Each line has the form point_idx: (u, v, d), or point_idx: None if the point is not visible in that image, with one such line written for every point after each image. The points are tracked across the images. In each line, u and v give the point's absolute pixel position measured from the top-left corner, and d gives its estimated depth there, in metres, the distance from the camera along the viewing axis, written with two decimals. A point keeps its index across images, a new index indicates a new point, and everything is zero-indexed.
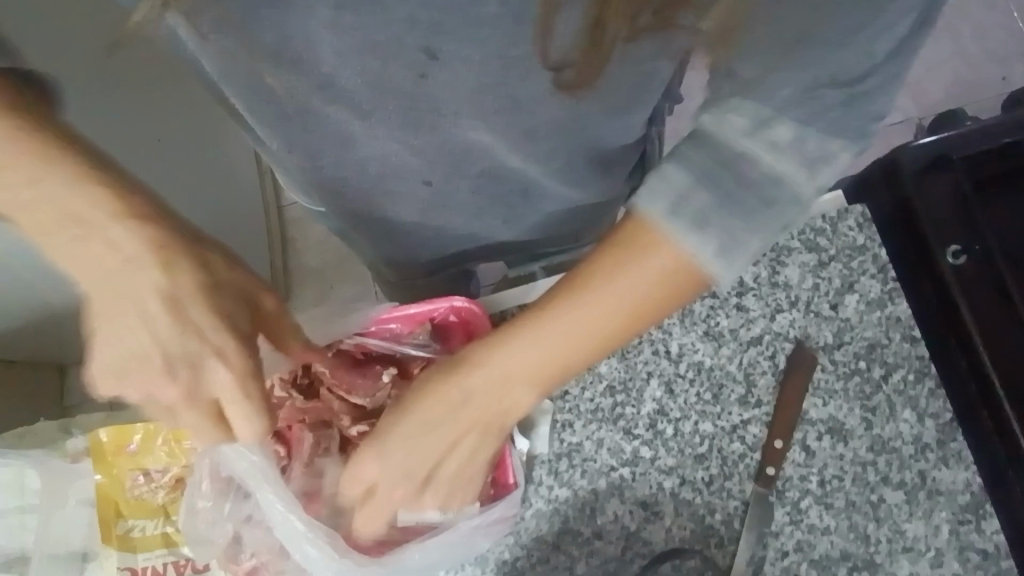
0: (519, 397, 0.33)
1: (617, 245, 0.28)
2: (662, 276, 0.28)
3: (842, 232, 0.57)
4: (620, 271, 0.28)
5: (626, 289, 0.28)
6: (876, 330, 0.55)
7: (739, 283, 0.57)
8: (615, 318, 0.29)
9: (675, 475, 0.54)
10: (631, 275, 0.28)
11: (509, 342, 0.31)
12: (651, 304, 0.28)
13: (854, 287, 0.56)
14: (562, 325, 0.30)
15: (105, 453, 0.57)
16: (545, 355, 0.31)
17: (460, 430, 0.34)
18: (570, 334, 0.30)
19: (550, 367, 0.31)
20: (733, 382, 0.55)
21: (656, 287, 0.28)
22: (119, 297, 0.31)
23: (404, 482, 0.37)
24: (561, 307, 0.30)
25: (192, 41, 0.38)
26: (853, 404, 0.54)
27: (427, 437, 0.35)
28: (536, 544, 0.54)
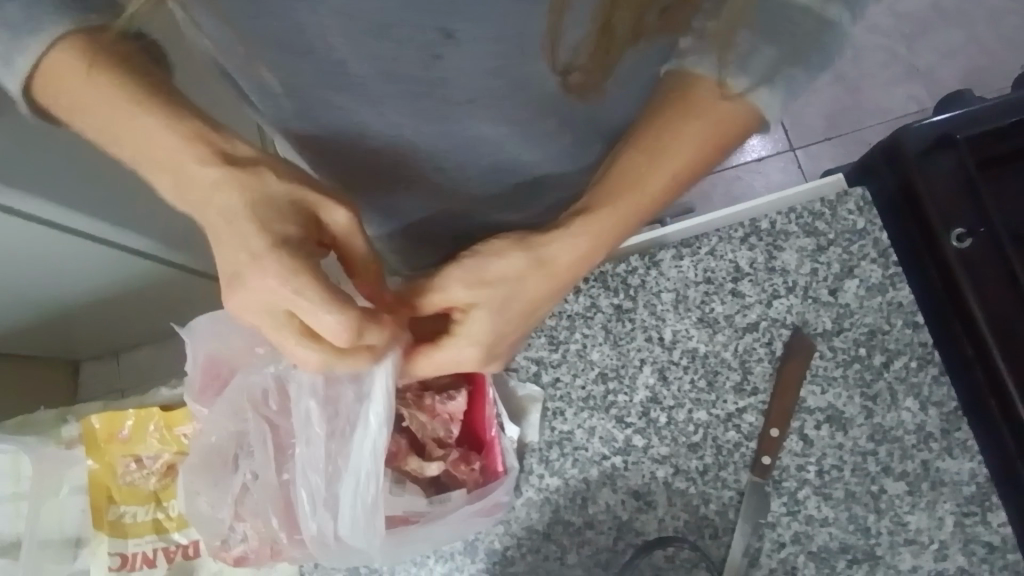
0: (584, 245, 0.40)
1: (681, 107, 0.36)
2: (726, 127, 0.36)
3: (841, 216, 0.55)
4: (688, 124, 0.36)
5: (710, 119, 0.36)
6: (876, 316, 0.53)
7: (735, 268, 0.55)
8: (688, 164, 0.38)
9: (668, 464, 0.53)
10: (701, 118, 0.36)
11: (582, 215, 0.40)
12: (711, 152, 0.37)
13: (854, 271, 0.54)
14: (651, 170, 0.38)
15: (98, 440, 0.58)
16: (613, 219, 0.39)
17: (536, 280, 0.41)
18: (647, 185, 0.38)
19: (611, 222, 0.39)
20: (728, 370, 0.54)
21: (721, 133, 0.36)
22: (189, 200, 0.37)
23: (478, 337, 0.44)
24: (636, 164, 0.38)
25: (210, 25, 0.39)
26: (853, 392, 0.52)
27: (505, 291, 0.42)
28: (527, 534, 0.53)
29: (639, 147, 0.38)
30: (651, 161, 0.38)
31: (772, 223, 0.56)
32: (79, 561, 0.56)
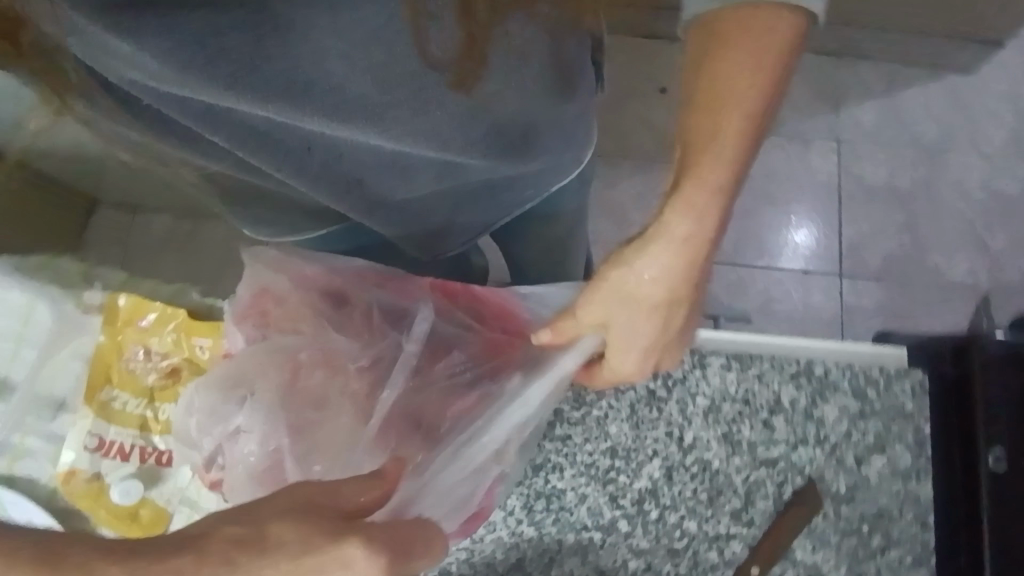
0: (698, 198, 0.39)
1: (729, 37, 0.38)
2: (784, 32, 0.38)
3: (894, 393, 0.56)
4: (751, 44, 0.38)
5: (758, 48, 0.38)
6: (891, 499, 0.53)
7: (775, 401, 0.55)
8: (761, 58, 0.38)
9: (643, 559, 0.53)
10: (735, 52, 0.38)
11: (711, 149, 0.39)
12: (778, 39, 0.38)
13: (886, 449, 0.54)
14: (738, 104, 0.39)
15: (116, 318, 0.57)
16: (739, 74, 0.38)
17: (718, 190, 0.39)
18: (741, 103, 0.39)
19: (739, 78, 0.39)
20: (732, 493, 0.54)
21: (776, 34, 0.38)
22: None
23: (642, 330, 0.44)
24: (721, 116, 0.39)
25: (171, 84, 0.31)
26: (841, 561, 0.52)
27: (708, 203, 0.39)
28: (485, 569, 0.53)
29: (721, 108, 0.39)
30: (720, 116, 0.39)
31: (825, 371, 0.56)
32: (56, 422, 0.56)
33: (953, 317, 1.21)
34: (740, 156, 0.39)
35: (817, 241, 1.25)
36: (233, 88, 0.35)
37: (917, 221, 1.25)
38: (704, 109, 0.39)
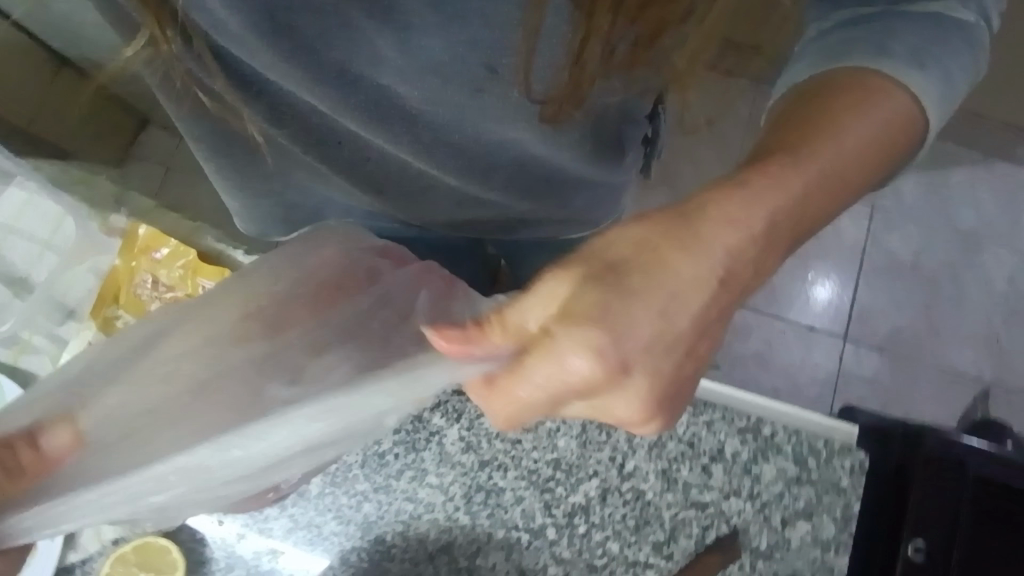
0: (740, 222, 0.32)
1: (830, 101, 0.35)
2: (902, 113, 0.35)
3: (834, 467, 0.57)
4: (860, 112, 0.34)
5: (872, 123, 0.34)
6: (805, 565, 0.56)
7: (718, 450, 0.58)
8: (877, 138, 0.35)
9: (562, 567, 0.56)
10: (862, 100, 0.34)
11: (769, 182, 0.33)
12: (886, 136, 0.35)
13: (812, 518, 0.56)
14: (840, 146, 0.34)
15: (135, 245, 0.66)
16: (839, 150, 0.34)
17: (746, 238, 0.32)
18: (839, 154, 0.34)
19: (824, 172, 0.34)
20: (658, 526, 0.57)
21: (887, 133, 0.35)
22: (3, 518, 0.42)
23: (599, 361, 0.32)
24: (833, 131, 0.34)
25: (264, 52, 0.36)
26: None
27: (697, 256, 0.32)
28: (417, 544, 0.57)
29: (806, 143, 0.34)
30: (802, 157, 0.33)
31: (772, 432, 0.58)
32: (64, 328, 0.62)
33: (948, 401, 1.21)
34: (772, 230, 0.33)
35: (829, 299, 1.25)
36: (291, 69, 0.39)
37: (935, 301, 1.25)
38: (804, 123, 0.35)
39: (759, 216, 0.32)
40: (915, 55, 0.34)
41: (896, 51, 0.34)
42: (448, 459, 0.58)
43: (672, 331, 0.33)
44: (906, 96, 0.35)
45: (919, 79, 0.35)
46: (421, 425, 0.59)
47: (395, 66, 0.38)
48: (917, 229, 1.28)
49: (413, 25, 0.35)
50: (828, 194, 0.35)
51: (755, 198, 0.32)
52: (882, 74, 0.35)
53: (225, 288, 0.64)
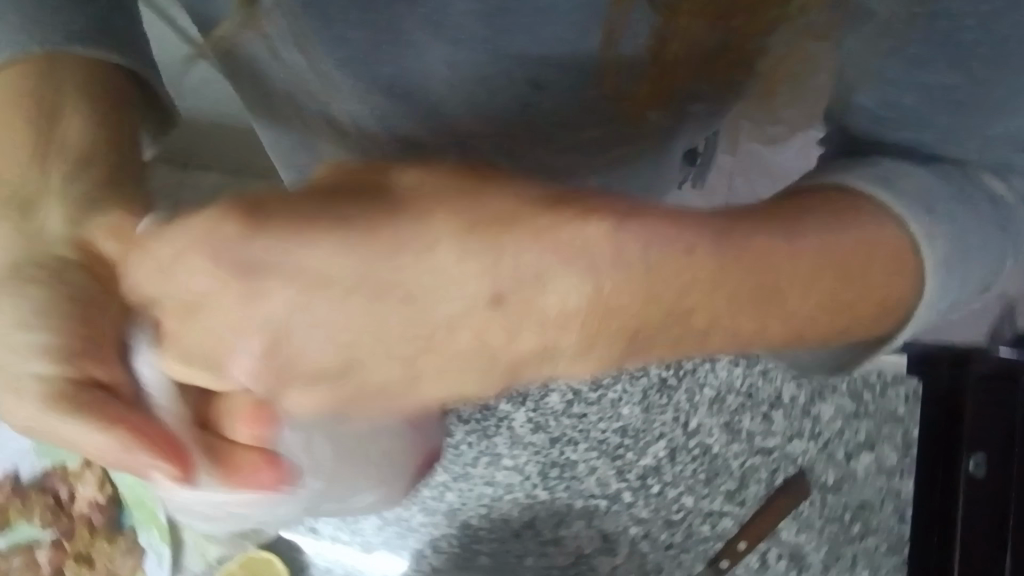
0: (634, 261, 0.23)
1: (821, 189, 0.27)
2: (875, 245, 0.26)
3: (889, 397, 0.60)
4: (840, 220, 0.26)
5: (860, 245, 0.26)
6: (873, 493, 0.58)
7: (776, 397, 0.60)
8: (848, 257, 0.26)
9: (643, 526, 0.59)
10: (856, 231, 0.26)
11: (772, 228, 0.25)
12: (872, 254, 0.26)
13: (874, 448, 0.59)
14: (806, 236, 0.25)
15: None
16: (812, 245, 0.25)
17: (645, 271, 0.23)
18: (799, 252, 0.25)
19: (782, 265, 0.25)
20: (728, 475, 0.60)
21: (876, 262, 0.26)
22: None
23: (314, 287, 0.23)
24: (810, 222, 0.26)
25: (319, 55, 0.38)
26: (822, 544, 0.58)
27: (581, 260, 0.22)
28: (502, 524, 0.60)
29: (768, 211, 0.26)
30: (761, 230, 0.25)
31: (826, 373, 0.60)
32: None
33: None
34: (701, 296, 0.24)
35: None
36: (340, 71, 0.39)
37: None
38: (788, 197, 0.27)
39: (657, 284, 0.23)
40: (930, 204, 0.27)
41: (902, 184, 0.27)
42: (521, 441, 0.61)
43: (342, 335, 0.23)
44: (902, 227, 0.27)
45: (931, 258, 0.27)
46: (489, 413, 0.61)
47: (443, 75, 0.38)
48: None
49: (464, 33, 0.36)
50: (803, 290, 0.25)
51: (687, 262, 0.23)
52: (884, 198, 0.27)
53: None
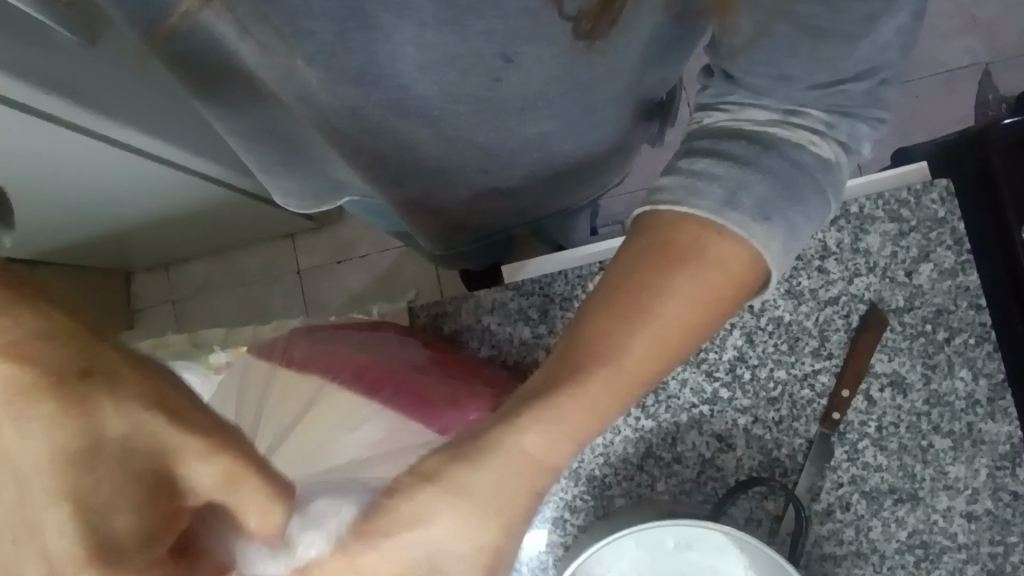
0: (583, 401, 0.37)
1: (666, 261, 0.37)
2: (740, 264, 0.37)
3: (925, 205, 0.61)
4: (697, 274, 0.36)
5: (725, 272, 0.37)
6: (944, 297, 0.60)
7: (823, 247, 0.62)
8: (717, 296, 0.37)
9: (749, 414, 0.62)
10: (713, 264, 0.36)
11: (635, 320, 0.37)
12: (735, 282, 0.37)
13: (929, 257, 0.61)
14: (684, 302, 0.37)
15: None
16: (683, 311, 0.37)
17: (598, 397, 0.37)
18: (680, 323, 0.37)
19: (670, 340, 0.37)
20: (808, 336, 0.62)
21: (738, 275, 0.37)
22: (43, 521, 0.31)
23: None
24: (682, 285, 0.36)
25: (360, 65, 0.50)
26: (915, 361, 0.60)
27: (567, 415, 0.37)
28: (623, 463, 0.63)
29: (650, 301, 0.37)
30: (623, 351, 0.37)
31: (860, 207, 0.62)
32: None
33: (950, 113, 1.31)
34: (627, 381, 0.37)
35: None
36: (371, 77, 0.52)
37: None
38: (658, 261, 0.37)
39: (577, 413, 0.37)
40: (761, 208, 0.37)
41: (742, 206, 0.36)
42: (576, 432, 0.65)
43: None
44: (740, 244, 0.36)
45: (768, 237, 0.36)
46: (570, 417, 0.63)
47: (432, 8, 0.46)
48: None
49: (455, 14, 0.46)
50: (702, 330, 0.38)
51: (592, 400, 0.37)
52: (730, 233, 0.36)
53: None
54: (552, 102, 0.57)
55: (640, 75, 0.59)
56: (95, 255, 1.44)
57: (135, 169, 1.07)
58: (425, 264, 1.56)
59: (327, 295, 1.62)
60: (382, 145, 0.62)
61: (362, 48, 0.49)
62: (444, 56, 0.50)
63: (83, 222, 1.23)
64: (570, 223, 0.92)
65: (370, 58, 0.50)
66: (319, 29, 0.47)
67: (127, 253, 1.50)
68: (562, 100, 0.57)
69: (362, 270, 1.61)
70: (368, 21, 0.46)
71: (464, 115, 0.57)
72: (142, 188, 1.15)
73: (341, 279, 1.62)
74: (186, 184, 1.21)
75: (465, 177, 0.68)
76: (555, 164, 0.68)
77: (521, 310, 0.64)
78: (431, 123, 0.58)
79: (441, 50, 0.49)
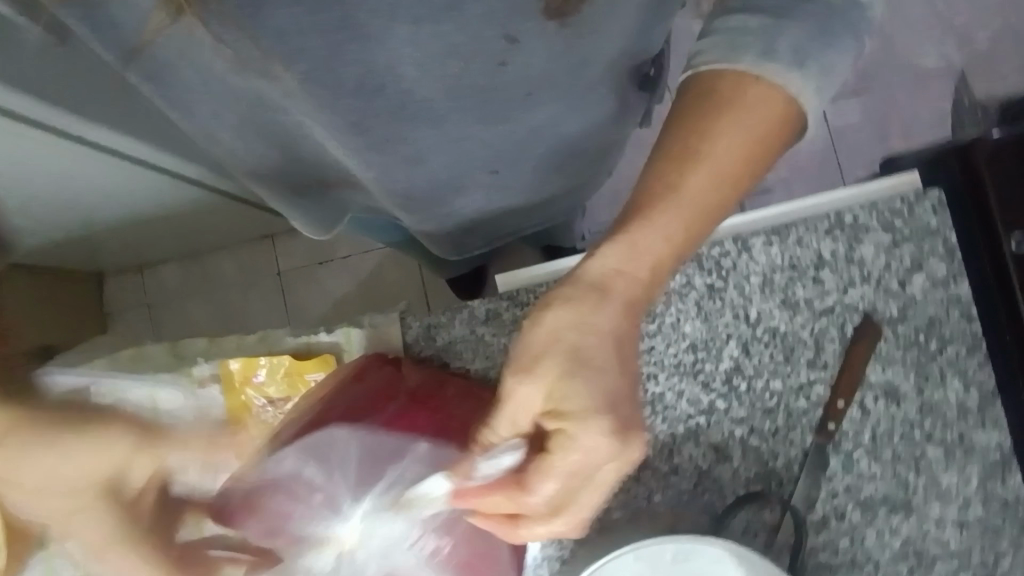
0: (672, 220, 0.44)
1: (717, 106, 0.43)
2: (771, 105, 0.44)
3: (918, 215, 0.62)
4: (741, 110, 0.43)
5: (767, 106, 0.44)
6: (937, 306, 0.61)
7: (818, 257, 0.62)
8: (765, 122, 0.44)
9: (745, 424, 0.62)
10: (754, 101, 0.43)
11: (702, 151, 0.44)
12: (774, 117, 0.44)
13: (922, 267, 0.61)
14: (738, 133, 0.43)
15: (234, 381, 0.65)
16: (738, 139, 0.44)
17: (684, 215, 0.44)
18: (739, 145, 0.44)
19: (735, 160, 0.44)
20: (804, 346, 0.62)
21: (774, 112, 0.44)
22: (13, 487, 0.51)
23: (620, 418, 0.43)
24: (732, 119, 0.43)
25: (349, 72, 0.48)
26: (909, 371, 0.61)
27: (663, 234, 0.44)
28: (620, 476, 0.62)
29: (712, 132, 0.44)
30: (687, 180, 0.44)
31: (854, 217, 0.62)
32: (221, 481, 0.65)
33: (931, 105, 1.32)
34: (704, 195, 0.44)
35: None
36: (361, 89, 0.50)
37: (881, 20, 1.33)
38: (708, 110, 0.44)
39: (666, 232, 0.44)
40: (795, 54, 0.43)
41: (779, 52, 0.43)
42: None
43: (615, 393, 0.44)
44: (773, 88, 0.43)
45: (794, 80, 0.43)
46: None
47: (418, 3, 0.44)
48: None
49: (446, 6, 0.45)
50: (759, 153, 0.45)
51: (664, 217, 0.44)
52: (765, 80, 0.43)
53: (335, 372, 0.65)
54: (547, 87, 0.55)
55: (634, 49, 0.58)
56: (66, 258, 1.40)
57: (108, 171, 1.04)
58: (410, 267, 1.54)
59: (309, 298, 1.59)
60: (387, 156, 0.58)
61: (353, 55, 0.47)
62: (443, 48, 0.48)
63: (51, 224, 1.19)
64: (560, 226, 0.91)
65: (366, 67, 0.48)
66: (310, 46, 0.46)
67: (100, 255, 1.46)
68: (564, 83, 0.55)
69: (344, 273, 1.58)
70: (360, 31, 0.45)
71: (461, 118, 0.55)
72: (110, 190, 1.11)
73: (323, 283, 1.59)
74: (158, 188, 1.17)
75: (470, 180, 0.65)
76: (549, 164, 0.67)
77: (516, 321, 0.63)
78: (433, 125, 0.55)
79: (438, 43, 0.47)
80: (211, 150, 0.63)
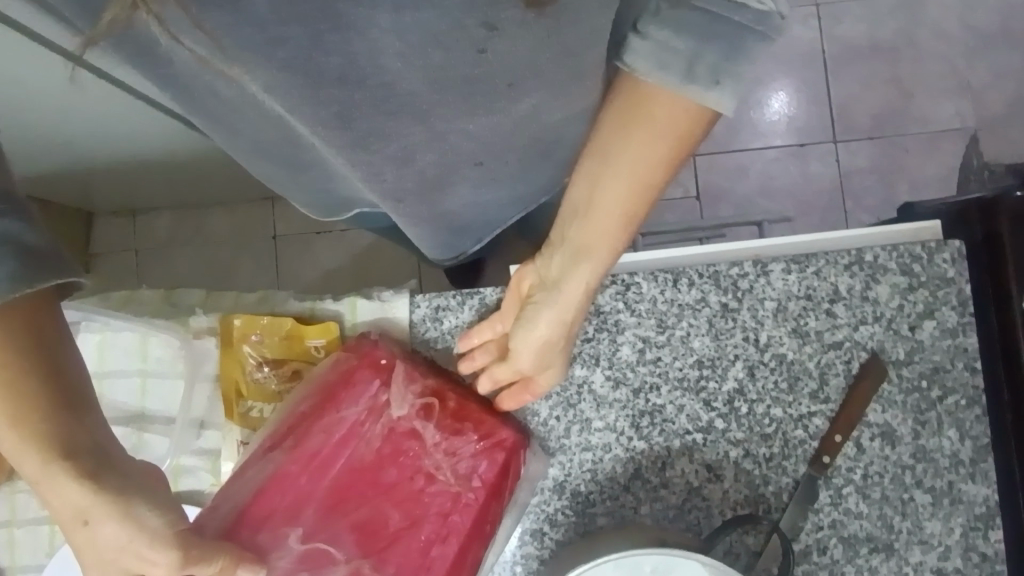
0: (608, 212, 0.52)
1: (628, 117, 0.48)
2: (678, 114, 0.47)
3: (937, 263, 0.62)
4: (643, 128, 0.48)
5: (668, 123, 0.47)
6: (943, 355, 0.61)
7: (834, 291, 0.62)
8: (669, 136, 0.48)
9: (741, 447, 0.61)
10: (660, 118, 0.47)
11: (618, 163, 0.50)
12: (682, 130, 0.48)
13: (934, 314, 0.62)
14: (645, 149, 0.49)
15: (231, 336, 0.62)
16: (648, 158, 0.49)
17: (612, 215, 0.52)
18: (650, 159, 0.49)
19: (650, 169, 0.50)
20: (808, 377, 0.62)
21: (677, 127, 0.48)
22: None
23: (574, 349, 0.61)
24: (637, 135, 0.48)
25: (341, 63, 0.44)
26: (908, 415, 0.61)
27: (599, 223, 0.53)
28: (609, 483, 0.62)
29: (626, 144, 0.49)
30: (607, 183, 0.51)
31: (875, 256, 0.62)
32: (203, 438, 0.62)
33: (940, 161, 1.34)
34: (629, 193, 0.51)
35: (790, 114, 1.36)
36: (346, 82, 0.46)
37: (902, 69, 1.35)
38: (620, 125, 0.49)
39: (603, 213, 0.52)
40: (710, 75, 0.44)
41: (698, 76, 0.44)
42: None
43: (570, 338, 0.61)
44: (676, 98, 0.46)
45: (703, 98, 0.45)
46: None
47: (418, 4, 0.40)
48: (861, 11, 1.36)
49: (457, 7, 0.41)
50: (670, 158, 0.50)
51: (590, 213, 0.53)
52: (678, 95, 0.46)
53: (338, 341, 0.63)
54: (585, 83, 0.54)
55: None
56: (60, 191, 1.36)
57: (116, 107, 1.01)
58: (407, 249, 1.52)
59: (301, 267, 1.56)
60: (377, 157, 0.54)
61: (341, 45, 0.43)
62: (424, 36, 0.43)
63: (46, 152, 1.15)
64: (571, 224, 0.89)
65: (347, 60, 0.43)
66: (289, 37, 0.41)
67: (94, 193, 1.42)
68: (567, 86, 0.52)
69: (340, 247, 1.56)
70: (340, 20, 0.41)
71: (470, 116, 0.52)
72: (112, 127, 1.08)
73: (317, 253, 1.57)
74: (161, 132, 1.14)
75: (455, 180, 0.61)
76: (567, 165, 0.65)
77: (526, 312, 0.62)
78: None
79: (419, 30, 0.42)
80: (200, 115, 0.59)
